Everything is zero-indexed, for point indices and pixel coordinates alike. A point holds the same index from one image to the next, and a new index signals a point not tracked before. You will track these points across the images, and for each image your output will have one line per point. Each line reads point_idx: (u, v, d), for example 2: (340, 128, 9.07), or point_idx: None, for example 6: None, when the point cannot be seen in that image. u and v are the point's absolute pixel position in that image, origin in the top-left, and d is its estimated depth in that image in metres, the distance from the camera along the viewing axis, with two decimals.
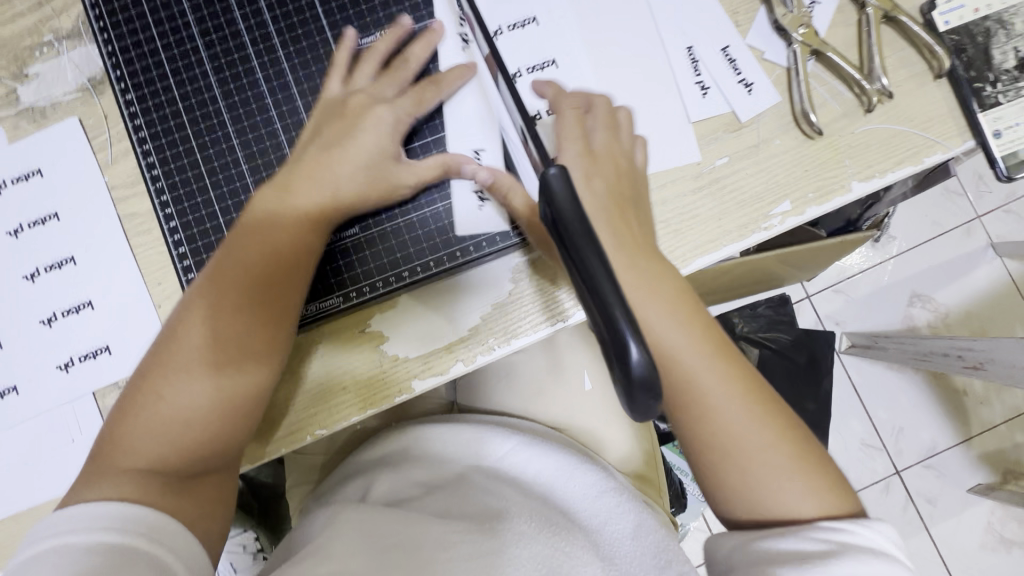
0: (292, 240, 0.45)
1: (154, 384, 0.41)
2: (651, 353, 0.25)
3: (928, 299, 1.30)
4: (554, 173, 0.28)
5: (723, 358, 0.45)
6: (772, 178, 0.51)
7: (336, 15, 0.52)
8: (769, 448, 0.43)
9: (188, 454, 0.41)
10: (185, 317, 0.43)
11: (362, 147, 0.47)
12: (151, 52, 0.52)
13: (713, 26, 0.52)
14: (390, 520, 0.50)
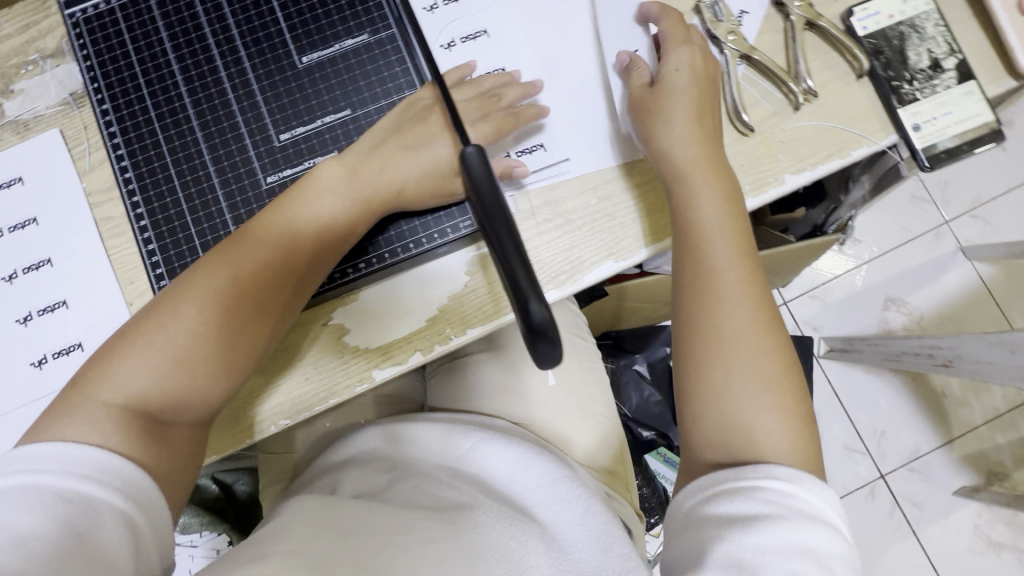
0: (322, 213, 0.47)
1: (158, 325, 0.43)
2: (549, 306, 0.27)
3: (902, 303, 1.33)
4: (472, 153, 0.32)
5: (752, 267, 0.48)
6: None
7: (296, 18, 0.52)
8: (759, 357, 0.46)
9: (170, 401, 0.43)
10: (200, 267, 0.45)
11: (429, 157, 0.48)
12: (126, 64, 0.55)
13: (653, 36, 0.56)
14: (352, 507, 0.52)
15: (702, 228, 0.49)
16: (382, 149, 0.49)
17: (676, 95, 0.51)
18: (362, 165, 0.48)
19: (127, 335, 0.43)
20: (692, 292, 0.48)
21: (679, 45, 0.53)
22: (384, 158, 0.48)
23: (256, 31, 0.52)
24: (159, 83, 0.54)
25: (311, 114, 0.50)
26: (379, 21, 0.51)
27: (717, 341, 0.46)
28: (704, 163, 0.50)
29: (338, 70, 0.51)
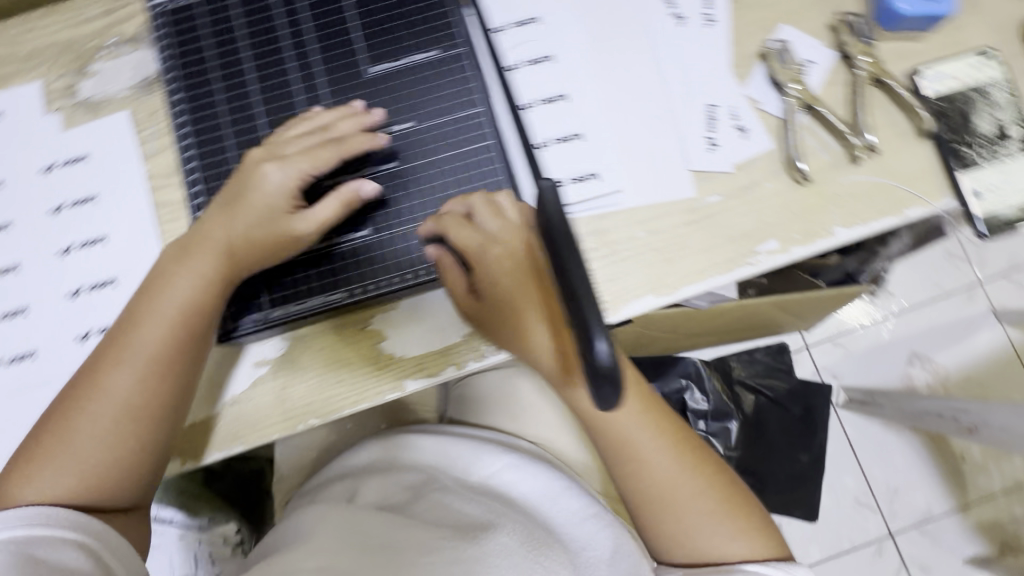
0: (151, 300, 0.47)
1: (71, 422, 0.45)
2: (616, 348, 0.26)
3: (927, 360, 1.30)
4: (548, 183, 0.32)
5: (642, 393, 0.49)
6: (762, 218, 0.54)
7: (370, 30, 0.52)
8: (693, 490, 0.48)
9: (97, 487, 0.44)
10: (104, 366, 0.46)
11: (254, 205, 0.48)
12: (195, 44, 0.53)
13: (717, 76, 0.56)
14: (375, 520, 0.53)
15: (601, 410, 0.47)
16: (219, 224, 0.48)
17: (522, 302, 0.46)
18: (208, 234, 0.48)
19: (48, 429, 0.45)
20: (621, 460, 0.48)
21: (483, 237, 0.47)
22: (259, 221, 0.48)
23: (330, 33, 0.52)
24: (225, 68, 0.53)
25: (375, 123, 0.51)
26: (449, 39, 0.52)
27: (662, 505, 0.48)
28: (562, 339, 0.45)
29: (405, 83, 0.52)
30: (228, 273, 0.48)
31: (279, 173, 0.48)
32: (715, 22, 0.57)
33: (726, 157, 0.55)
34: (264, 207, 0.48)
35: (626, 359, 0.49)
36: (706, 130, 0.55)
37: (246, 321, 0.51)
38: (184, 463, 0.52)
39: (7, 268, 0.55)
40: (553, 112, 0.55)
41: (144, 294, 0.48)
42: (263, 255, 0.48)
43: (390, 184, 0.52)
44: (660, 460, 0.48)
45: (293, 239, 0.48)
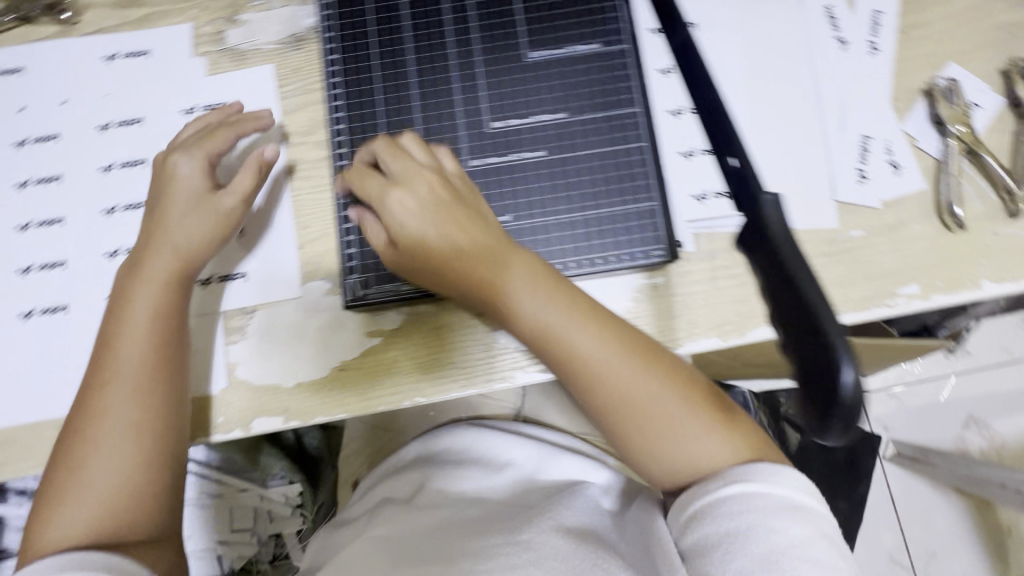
0: (131, 300, 0.48)
1: (83, 452, 0.44)
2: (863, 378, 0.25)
3: (985, 425, 1.26)
4: (771, 201, 0.31)
5: (576, 298, 0.44)
6: (904, 260, 0.52)
7: (534, 15, 0.51)
8: (671, 399, 0.42)
9: (121, 512, 0.43)
10: (91, 392, 0.45)
11: (181, 193, 0.50)
12: (359, 4, 0.53)
13: (874, 107, 0.54)
14: (424, 522, 0.55)
15: (549, 331, 0.42)
16: (165, 209, 0.50)
17: (424, 238, 0.44)
18: (161, 220, 0.50)
19: (47, 492, 0.43)
20: (577, 391, 0.43)
21: (393, 180, 0.45)
22: (201, 214, 0.50)
23: (494, 10, 0.51)
24: (386, 32, 0.52)
25: (530, 108, 0.50)
26: (614, 34, 0.51)
27: (648, 427, 0.42)
28: (486, 247, 0.44)
29: (565, 71, 0.50)
30: (182, 259, 0.49)
31: (200, 164, 0.51)
32: (879, 51, 0.55)
33: (876, 192, 0.53)
34: (192, 191, 0.50)
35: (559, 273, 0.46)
36: (858, 162, 0.53)
37: (375, 290, 0.52)
38: (287, 420, 0.52)
39: (137, 203, 0.56)
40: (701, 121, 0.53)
41: (113, 313, 0.48)
42: (205, 237, 0.50)
43: (540, 171, 0.49)
44: (623, 372, 0.42)
45: (220, 214, 0.51)
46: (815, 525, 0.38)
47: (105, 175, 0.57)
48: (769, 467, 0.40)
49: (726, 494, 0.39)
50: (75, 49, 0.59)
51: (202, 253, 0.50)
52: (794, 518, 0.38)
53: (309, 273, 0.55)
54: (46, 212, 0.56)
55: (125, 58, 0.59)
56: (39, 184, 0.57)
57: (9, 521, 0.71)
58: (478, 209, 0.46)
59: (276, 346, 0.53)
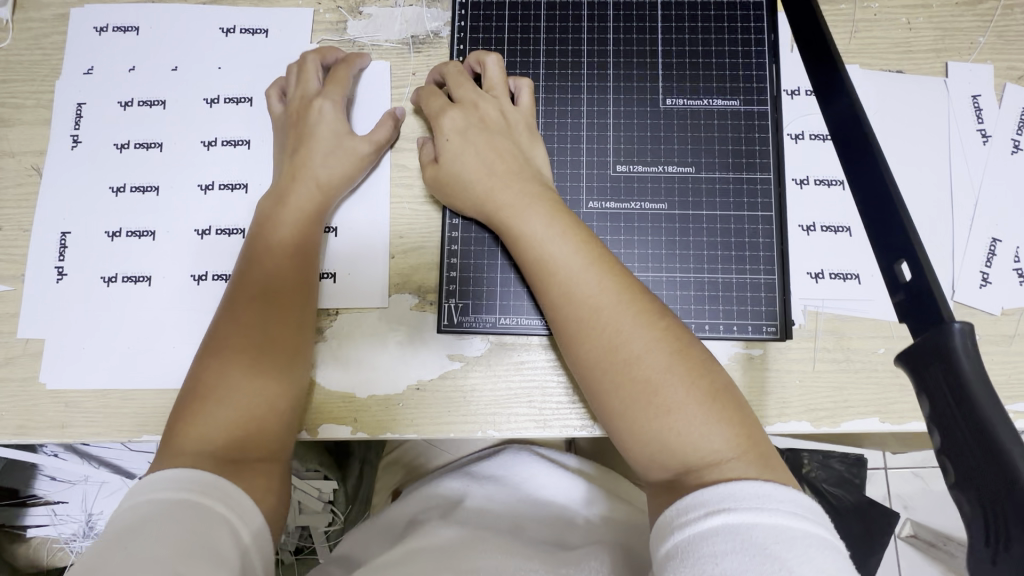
0: (279, 228, 0.49)
1: (221, 368, 0.43)
2: None
3: None
4: (959, 329, 0.29)
5: (599, 252, 0.43)
6: (1016, 373, 0.49)
7: (675, 62, 0.50)
8: (661, 360, 0.39)
9: (242, 435, 0.41)
10: (240, 303, 0.46)
11: (322, 128, 0.52)
12: (497, 29, 0.53)
13: (1007, 209, 0.52)
14: (457, 536, 0.53)
15: (547, 260, 0.43)
16: (302, 140, 0.52)
17: (463, 160, 0.47)
18: (305, 149, 0.51)
19: (181, 401, 0.42)
20: (568, 334, 0.42)
21: (445, 106, 0.49)
22: (338, 152, 0.52)
23: (633, 51, 0.51)
24: (519, 60, 0.52)
25: (657, 158, 0.49)
26: (756, 93, 0.50)
27: (634, 387, 0.39)
28: (520, 187, 0.45)
29: (700, 124, 0.49)
30: (322, 189, 0.51)
31: (336, 107, 0.53)
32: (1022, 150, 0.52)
33: (997, 299, 0.50)
34: (328, 130, 0.52)
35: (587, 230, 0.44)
36: (982, 264, 0.51)
37: (471, 316, 0.52)
38: (355, 432, 0.51)
39: (235, 184, 0.55)
40: (827, 195, 0.50)
41: (257, 235, 0.49)
42: (344, 177, 0.52)
43: (659, 224, 0.49)
44: (623, 321, 0.40)
45: (356, 158, 0.52)
46: (823, 561, 0.31)
47: (206, 150, 0.56)
48: (756, 488, 0.34)
49: (718, 485, 0.34)
50: (192, 16, 0.58)
51: (339, 188, 0.52)
52: (792, 556, 0.30)
53: (397, 284, 0.53)
54: (143, 178, 0.56)
55: (242, 34, 0.57)
56: (139, 148, 0.56)
57: (42, 470, 0.71)
58: (528, 155, 0.48)
59: (357, 354, 0.52)
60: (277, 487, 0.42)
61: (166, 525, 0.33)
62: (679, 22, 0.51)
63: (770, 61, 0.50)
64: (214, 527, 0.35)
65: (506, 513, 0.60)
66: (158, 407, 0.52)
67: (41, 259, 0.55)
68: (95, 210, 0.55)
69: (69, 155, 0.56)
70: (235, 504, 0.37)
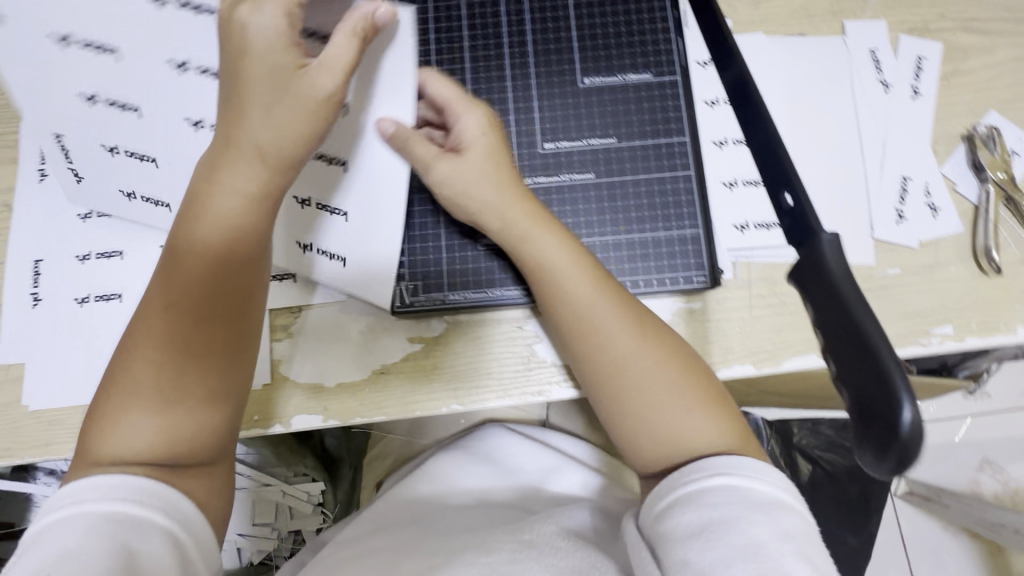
0: (210, 218, 0.44)
1: (144, 372, 0.42)
2: (922, 417, 0.26)
3: (999, 469, 1.25)
4: (829, 239, 0.32)
5: (599, 278, 0.47)
6: (940, 300, 0.53)
7: (589, 45, 0.54)
8: (654, 368, 0.45)
9: (179, 445, 0.42)
10: (164, 304, 0.43)
11: (261, 55, 0.42)
12: (422, 26, 0.56)
13: (914, 151, 0.55)
14: (427, 525, 0.57)
15: (558, 273, 0.47)
16: (246, 77, 0.42)
17: (480, 161, 0.49)
18: (248, 88, 0.42)
19: (112, 388, 0.43)
20: (566, 335, 0.47)
21: (464, 105, 0.50)
22: (291, 96, 0.42)
23: (550, 38, 0.55)
24: (447, 54, 0.55)
25: (581, 133, 0.53)
26: (666, 66, 0.54)
27: (639, 384, 0.45)
28: (510, 201, 0.49)
29: (617, 98, 0.53)
30: (279, 160, 0.44)
31: (271, 11, 0.42)
32: (921, 95, 0.56)
33: (913, 232, 0.54)
34: (276, 56, 0.42)
35: (588, 254, 0.49)
36: (896, 202, 0.55)
37: (422, 297, 0.55)
38: (326, 419, 0.53)
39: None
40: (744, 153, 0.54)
41: (184, 220, 0.44)
42: (295, 132, 0.43)
43: (588, 193, 0.52)
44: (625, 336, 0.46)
45: (315, 102, 0.43)
46: (799, 531, 0.38)
47: None
48: (755, 465, 0.41)
49: (717, 461, 0.41)
50: None
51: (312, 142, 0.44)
52: (779, 514, 0.38)
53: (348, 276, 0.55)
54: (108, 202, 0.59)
55: None
56: None
57: (36, 501, 0.73)
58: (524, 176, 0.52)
59: (319, 344, 0.55)
60: (220, 486, 0.45)
61: (101, 540, 0.36)
62: (591, 8, 0.55)
63: (676, 35, 0.54)
64: (150, 545, 0.37)
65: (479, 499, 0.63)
66: None
67: (15, 288, 0.57)
68: (64, 238, 0.58)
69: (37, 188, 0.59)
70: (197, 541, 0.40)
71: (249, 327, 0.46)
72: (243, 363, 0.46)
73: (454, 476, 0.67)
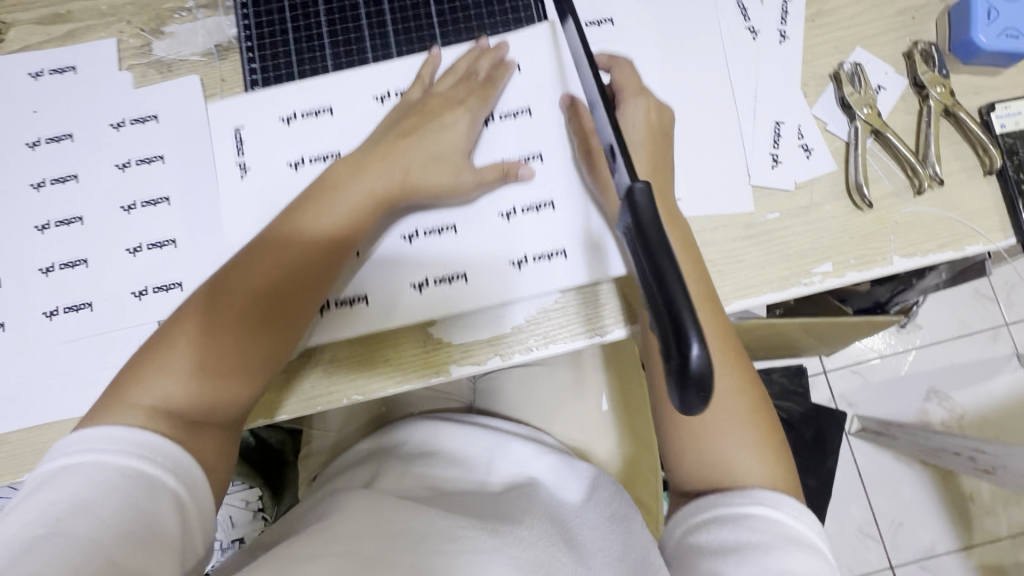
0: (303, 224, 0.51)
1: (199, 330, 0.48)
2: (708, 353, 0.27)
3: (946, 397, 1.26)
4: (639, 187, 0.31)
5: (702, 288, 0.50)
6: (820, 240, 0.54)
7: (448, 16, 0.60)
8: (728, 398, 0.50)
9: (212, 408, 0.47)
10: (242, 272, 0.49)
11: (438, 140, 0.54)
12: (280, 27, 0.59)
13: (785, 94, 0.56)
14: (393, 504, 0.59)
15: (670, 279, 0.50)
16: (411, 124, 0.55)
17: (628, 145, 0.52)
18: (400, 152, 0.53)
19: (173, 332, 0.48)
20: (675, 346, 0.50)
21: (633, 96, 0.53)
22: (440, 150, 0.54)
23: (410, 23, 0.60)
24: (307, 47, 0.59)
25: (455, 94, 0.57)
26: (525, 23, 0.59)
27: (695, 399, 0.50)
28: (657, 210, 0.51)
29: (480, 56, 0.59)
30: (375, 205, 0.52)
31: (474, 113, 0.55)
32: (788, 39, 0.57)
33: (789, 175, 0.55)
34: (461, 129, 0.55)
35: (702, 269, 0.51)
36: (770, 147, 0.55)
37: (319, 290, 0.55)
38: None
39: (326, 154, 0.57)
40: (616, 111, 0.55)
41: (294, 209, 0.52)
42: (420, 176, 0.53)
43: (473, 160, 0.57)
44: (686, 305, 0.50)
45: (444, 162, 0.54)
46: (806, 552, 0.43)
47: (37, 192, 0.57)
48: (797, 504, 0.46)
49: (791, 503, 0.46)
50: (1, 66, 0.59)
51: (414, 197, 0.53)
52: (793, 548, 0.43)
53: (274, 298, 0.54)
54: None
55: (51, 75, 0.59)
56: None
57: None
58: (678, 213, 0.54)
59: None
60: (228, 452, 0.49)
61: (116, 494, 0.41)
62: None
63: (539, 17, 0.60)
64: (155, 505, 0.42)
65: (442, 491, 0.64)
66: (27, 445, 0.52)
67: None
68: None
69: None
70: (198, 500, 0.45)
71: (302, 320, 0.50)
72: (286, 350, 0.50)
73: (418, 465, 0.68)
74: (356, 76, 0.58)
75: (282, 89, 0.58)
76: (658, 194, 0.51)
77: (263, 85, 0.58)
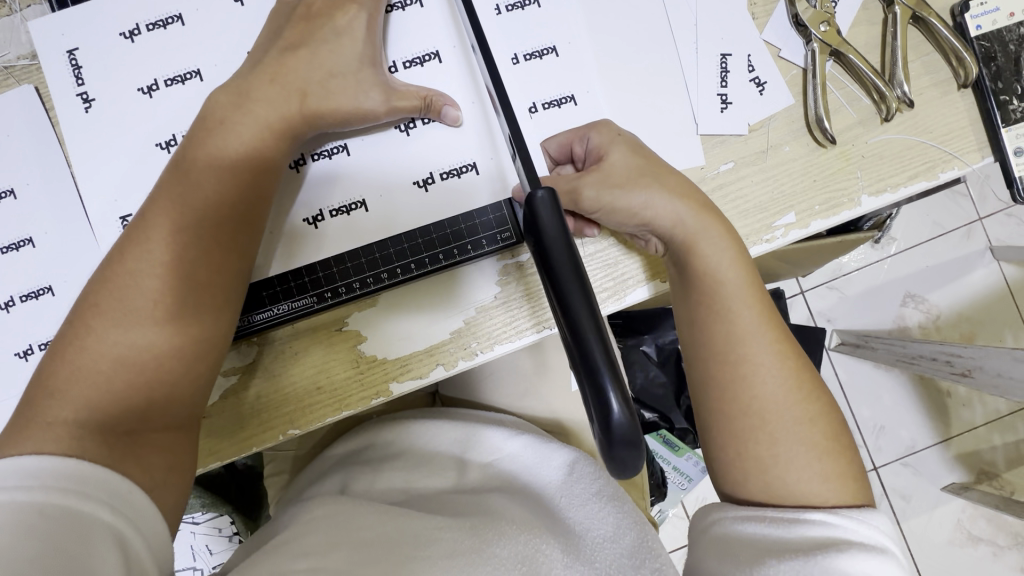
0: (195, 177, 0.42)
1: (104, 325, 0.39)
2: (631, 406, 0.24)
3: (921, 299, 1.16)
4: (542, 197, 0.28)
5: (762, 298, 0.44)
6: (779, 188, 0.48)
7: None
8: (804, 425, 0.41)
9: (145, 412, 0.39)
10: (137, 247, 0.40)
11: (334, 49, 0.45)
12: None
13: (729, 19, 0.48)
14: (375, 512, 0.48)
15: (719, 287, 0.43)
16: (291, 38, 0.45)
17: (627, 163, 0.43)
18: (289, 69, 0.44)
19: (74, 335, 0.39)
20: (730, 364, 0.42)
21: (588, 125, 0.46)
22: (345, 75, 0.45)
23: None
24: None
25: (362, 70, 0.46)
26: None
27: (754, 415, 0.41)
28: (703, 213, 0.43)
29: None
30: (274, 138, 0.43)
31: (371, 15, 0.46)
32: None
33: (740, 116, 0.48)
34: (362, 41, 0.45)
35: (757, 278, 0.44)
36: (718, 86, 0.48)
37: None
38: None
39: (184, 74, 0.47)
40: (525, 19, 0.48)
41: (180, 160, 0.42)
42: (322, 101, 0.44)
43: None
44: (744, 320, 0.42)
45: (348, 78, 0.45)
46: (874, 559, 0.35)
47: None
48: (864, 509, 0.39)
49: (856, 513, 0.38)
50: None
51: (321, 123, 0.45)
52: (855, 549, 0.36)
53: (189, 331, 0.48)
54: None
55: None
56: None
57: None
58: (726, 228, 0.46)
59: None
60: (182, 462, 0.41)
61: (37, 540, 0.32)
62: None
63: None
64: (90, 545, 0.33)
65: (418, 494, 0.55)
66: None
67: None
68: None
69: None
70: (139, 523, 0.36)
71: (234, 290, 0.43)
72: (223, 326, 0.42)
73: (389, 470, 0.58)
74: (216, 55, 0.47)
75: (131, 87, 0.47)
76: (694, 199, 0.43)
77: (73, 4, 0.47)
